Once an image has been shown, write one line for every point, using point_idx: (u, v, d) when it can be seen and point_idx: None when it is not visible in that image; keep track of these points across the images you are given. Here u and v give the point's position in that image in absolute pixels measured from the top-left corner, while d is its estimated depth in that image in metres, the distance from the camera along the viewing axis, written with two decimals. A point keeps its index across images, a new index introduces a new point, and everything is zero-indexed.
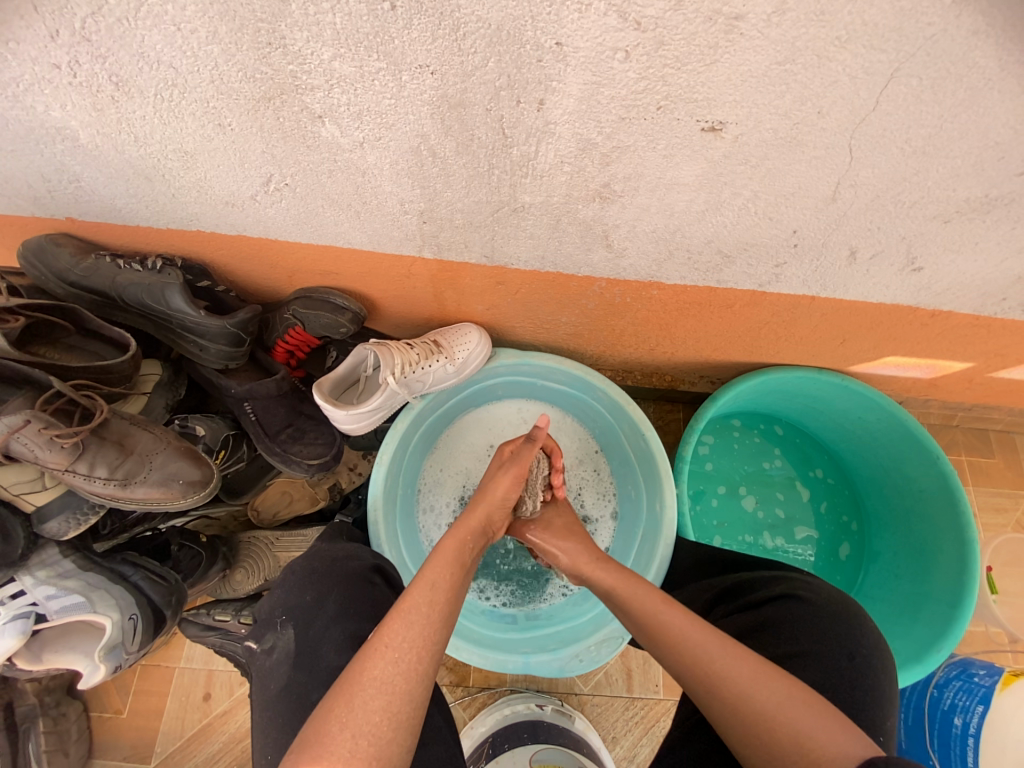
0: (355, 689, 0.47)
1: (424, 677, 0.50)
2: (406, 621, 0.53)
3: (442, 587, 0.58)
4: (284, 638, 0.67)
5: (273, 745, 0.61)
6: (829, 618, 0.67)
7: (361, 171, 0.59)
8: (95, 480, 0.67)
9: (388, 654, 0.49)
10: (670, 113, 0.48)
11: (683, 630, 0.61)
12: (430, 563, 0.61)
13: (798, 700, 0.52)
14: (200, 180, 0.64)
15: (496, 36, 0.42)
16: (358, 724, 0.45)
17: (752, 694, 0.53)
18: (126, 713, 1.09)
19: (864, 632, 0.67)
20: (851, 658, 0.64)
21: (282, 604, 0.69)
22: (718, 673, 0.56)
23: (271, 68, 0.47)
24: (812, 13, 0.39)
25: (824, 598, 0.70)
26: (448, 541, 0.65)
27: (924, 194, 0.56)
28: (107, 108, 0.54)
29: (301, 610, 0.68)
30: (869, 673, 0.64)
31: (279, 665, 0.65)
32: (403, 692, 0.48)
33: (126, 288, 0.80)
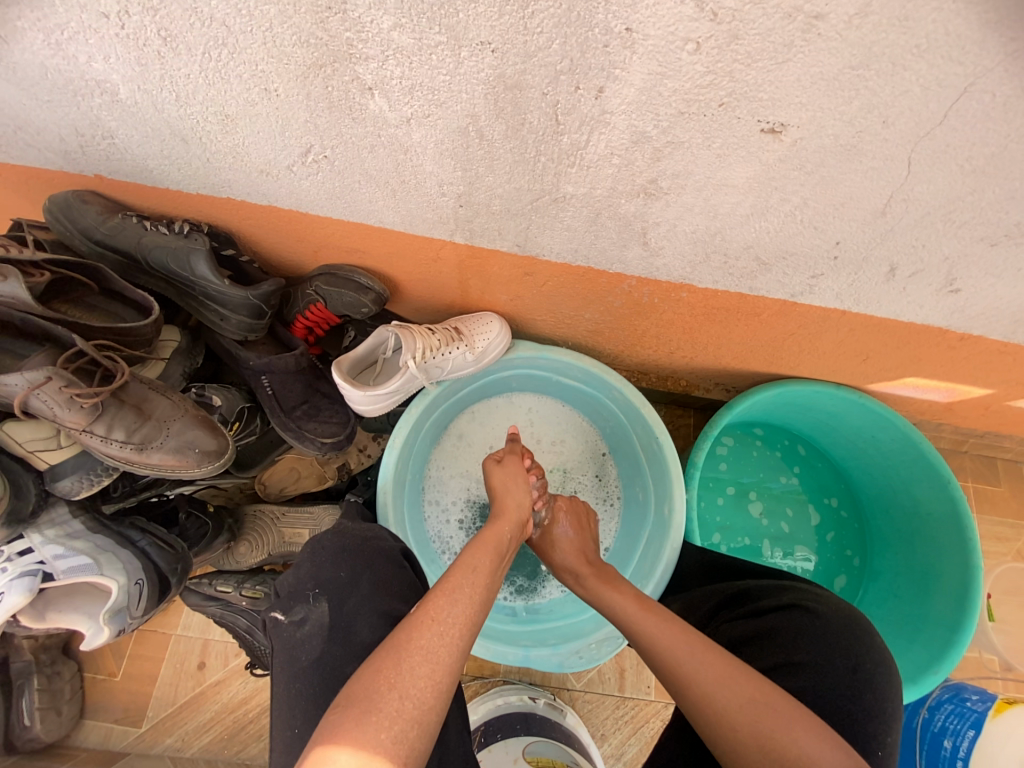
0: (400, 654, 0.47)
1: (462, 654, 0.50)
2: (451, 599, 0.53)
3: (483, 571, 0.58)
4: (318, 610, 0.66)
5: (289, 720, 0.60)
6: (836, 629, 0.67)
7: (404, 148, 0.58)
8: (112, 443, 0.67)
9: (434, 627, 0.50)
10: (731, 111, 0.46)
11: (642, 638, 0.64)
12: (472, 548, 0.62)
13: (743, 695, 0.55)
14: (236, 146, 0.63)
15: (565, 16, 0.41)
16: (405, 687, 0.45)
17: (699, 693, 0.56)
18: (120, 676, 1.09)
19: (868, 645, 0.67)
20: (854, 670, 0.64)
21: (313, 577, 0.68)
22: (672, 675, 0.59)
23: (327, 34, 0.46)
24: (894, 18, 0.38)
25: (831, 608, 0.70)
26: (488, 531, 0.67)
27: (976, 215, 0.55)
28: (151, 64, 0.53)
29: (336, 584, 0.67)
30: (871, 686, 0.64)
31: (311, 638, 0.64)
32: (446, 664, 0.48)
33: (151, 250, 0.79)
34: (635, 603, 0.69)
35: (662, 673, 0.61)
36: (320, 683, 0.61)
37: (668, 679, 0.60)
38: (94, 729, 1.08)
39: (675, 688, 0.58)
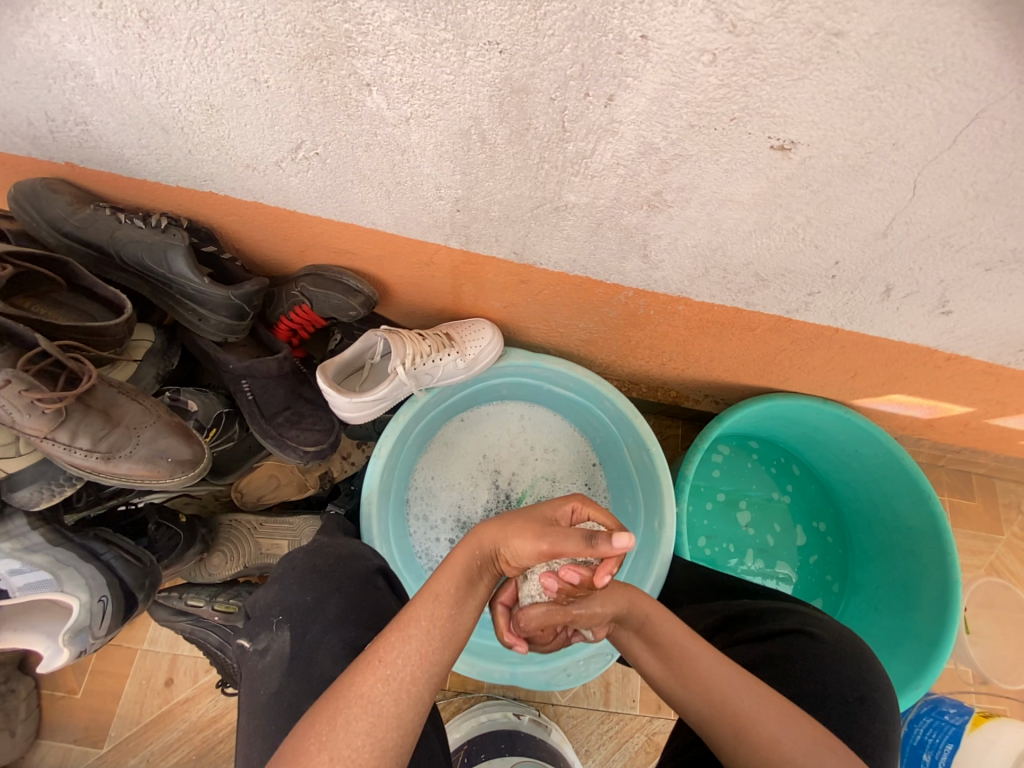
0: (338, 705, 0.45)
1: (416, 701, 0.46)
2: (404, 637, 0.49)
3: (445, 600, 0.52)
4: (279, 640, 0.63)
5: (259, 757, 0.56)
6: (838, 656, 0.67)
7: (401, 148, 0.56)
8: (75, 451, 0.62)
9: (377, 673, 0.46)
10: (742, 126, 0.45)
11: (692, 672, 0.57)
12: (436, 574, 0.55)
13: (809, 738, 0.50)
14: (221, 138, 0.59)
15: (579, 20, 0.39)
16: (337, 747, 0.42)
17: (761, 736, 0.51)
18: (81, 694, 1.03)
19: (874, 674, 0.67)
20: (862, 701, 0.64)
21: (279, 603, 0.65)
22: (730, 716, 0.53)
23: (324, 24, 0.43)
24: (913, 41, 0.37)
25: (837, 637, 0.70)
26: (462, 549, 0.58)
27: (975, 240, 0.55)
28: (131, 47, 0.49)
29: (301, 610, 0.64)
30: (878, 717, 0.64)
31: (270, 671, 0.61)
32: (391, 716, 0.45)
33: (125, 244, 0.74)
34: (684, 629, 0.62)
35: (715, 711, 0.54)
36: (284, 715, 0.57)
37: (719, 720, 0.53)
38: (51, 750, 1.01)
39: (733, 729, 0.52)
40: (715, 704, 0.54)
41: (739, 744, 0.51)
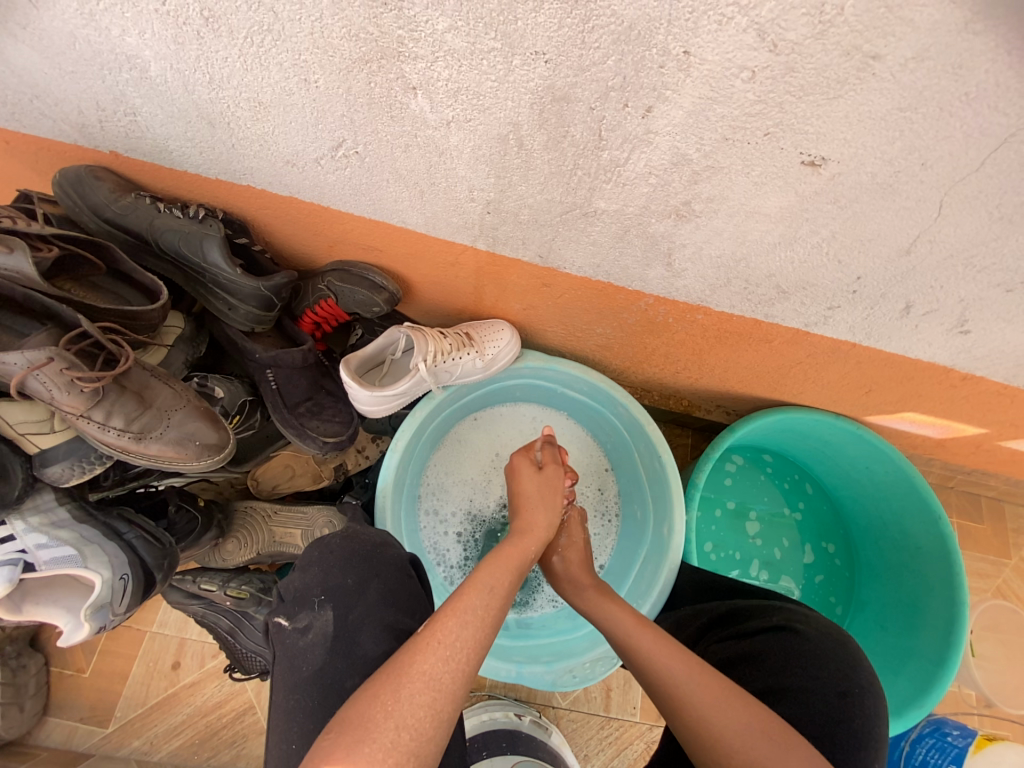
0: (401, 679, 0.45)
1: (467, 680, 0.48)
2: (462, 621, 0.50)
3: (498, 591, 0.56)
4: (322, 619, 0.64)
5: (299, 732, 0.57)
6: (820, 652, 0.67)
7: (439, 151, 0.57)
8: (109, 430, 0.64)
9: (439, 652, 0.47)
10: (775, 140, 0.47)
11: (639, 657, 0.64)
12: (487, 566, 0.59)
13: (738, 718, 0.54)
14: (265, 134, 0.61)
15: (624, 34, 0.41)
16: (403, 718, 0.43)
17: (691, 714, 0.56)
18: (89, 673, 1.04)
19: (859, 670, 0.66)
20: (843, 696, 0.63)
21: (321, 583, 0.66)
22: (667, 694, 0.59)
23: (378, 30, 0.45)
24: (948, 66, 0.38)
25: (822, 633, 0.69)
26: (510, 547, 0.64)
27: (997, 261, 0.57)
28: (189, 44, 0.52)
29: (343, 591, 0.65)
30: (863, 712, 0.62)
31: (314, 647, 0.62)
32: (450, 692, 0.46)
33: (163, 232, 0.76)
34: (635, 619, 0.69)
35: (657, 691, 0.60)
36: (326, 691, 0.59)
37: (662, 700, 0.59)
38: (57, 727, 1.02)
39: (669, 706, 0.58)
40: (654, 683, 0.61)
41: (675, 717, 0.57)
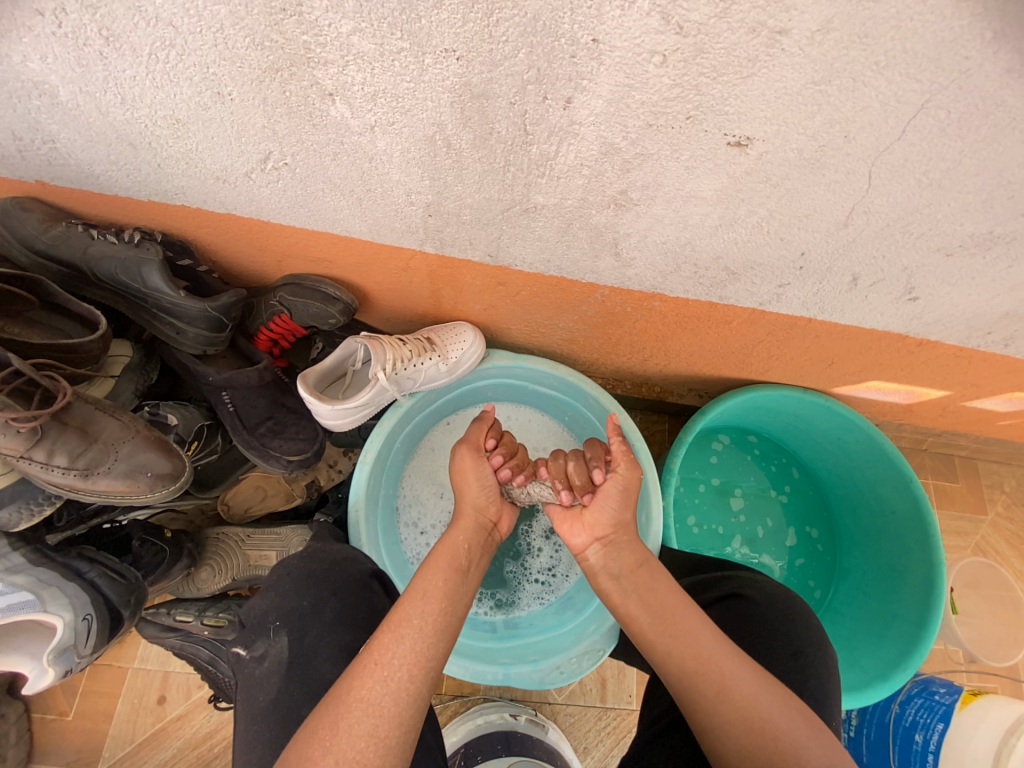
0: (339, 709, 0.47)
1: (415, 695, 0.49)
2: (397, 636, 0.52)
3: (433, 594, 0.57)
4: (277, 646, 0.63)
5: (257, 763, 0.57)
6: (774, 616, 0.70)
7: (369, 156, 0.56)
8: (53, 470, 0.62)
9: (378, 674, 0.49)
10: (698, 124, 0.46)
11: (680, 632, 0.59)
12: (423, 570, 0.60)
13: (786, 701, 0.55)
14: (189, 152, 0.60)
15: (531, 26, 0.40)
16: (341, 752, 0.45)
17: (746, 693, 0.54)
18: (72, 716, 1.01)
19: (808, 631, 0.69)
20: (797, 657, 0.66)
21: (275, 609, 0.65)
22: (713, 672, 0.56)
23: (282, 37, 0.44)
24: (854, 37, 0.38)
25: (770, 598, 0.72)
26: (444, 542, 0.65)
27: (934, 226, 0.57)
28: (93, 64, 0.49)
29: (298, 615, 0.64)
30: (815, 672, 0.66)
31: (269, 676, 0.61)
32: (391, 715, 0.47)
33: (99, 260, 0.74)
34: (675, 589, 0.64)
35: (699, 668, 0.56)
36: (282, 725, 0.58)
37: (704, 681, 0.56)
38: None
39: (714, 687, 0.55)
40: (697, 660, 0.57)
41: (717, 699, 0.54)
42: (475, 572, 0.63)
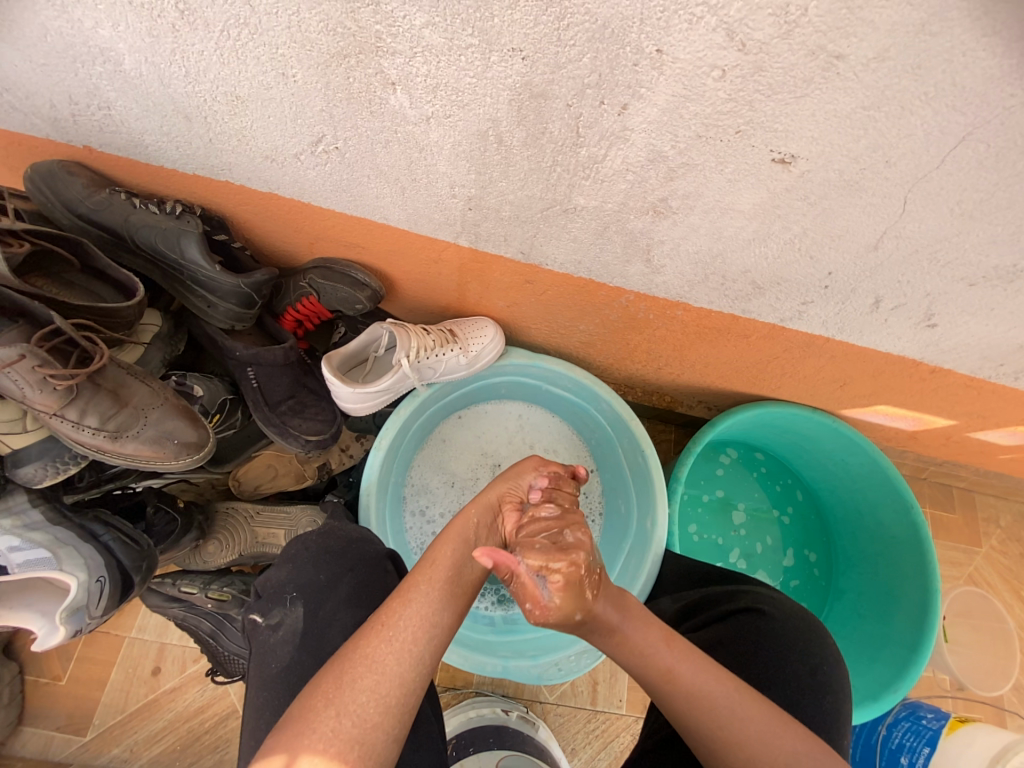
0: (346, 666, 0.49)
1: (419, 661, 0.50)
2: (404, 601, 0.54)
3: (441, 565, 0.57)
4: (293, 616, 0.63)
5: (264, 733, 0.57)
6: (791, 631, 0.71)
7: (419, 146, 0.58)
8: (83, 429, 0.63)
9: (383, 635, 0.51)
10: (747, 139, 0.48)
11: (674, 698, 0.55)
12: (433, 543, 0.60)
13: (791, 742, 0.52)
14: (243, 129, 0.61)
15: (599, 32, 0.42)
16: (344, 706, 0.46)
17: (748, 751, 0.51)
18: (66, 681, 1.02)
19: (823, 648, 0.71)
20: (813, 674, 0.68)
21: (293, 580, 0.65)
22: (712, 732, 0.52)
23: (354, 25, 0.45)
24: (907, 66, 0.40)
25: (787, 614, 0.73)
26: (461, 516, 0.63)
27: (961, 256, 0.59)
28: (164, 37, 0.51)
29: (313, 588, 0.65)
30: (830, 689, 0.67)
31: (283, 646, 0.62)
32: (394, 674, 0.48)
33: (138, 228, 0.75)
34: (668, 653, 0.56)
35: (696, 733, 0.53)
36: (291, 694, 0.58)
37: (704, 743, 0.53)
38: (32, 737, 1.00)
39: (711, 748, 0.52)
40: (694, 726, 0.53)
41: (718, 758, 0.52)
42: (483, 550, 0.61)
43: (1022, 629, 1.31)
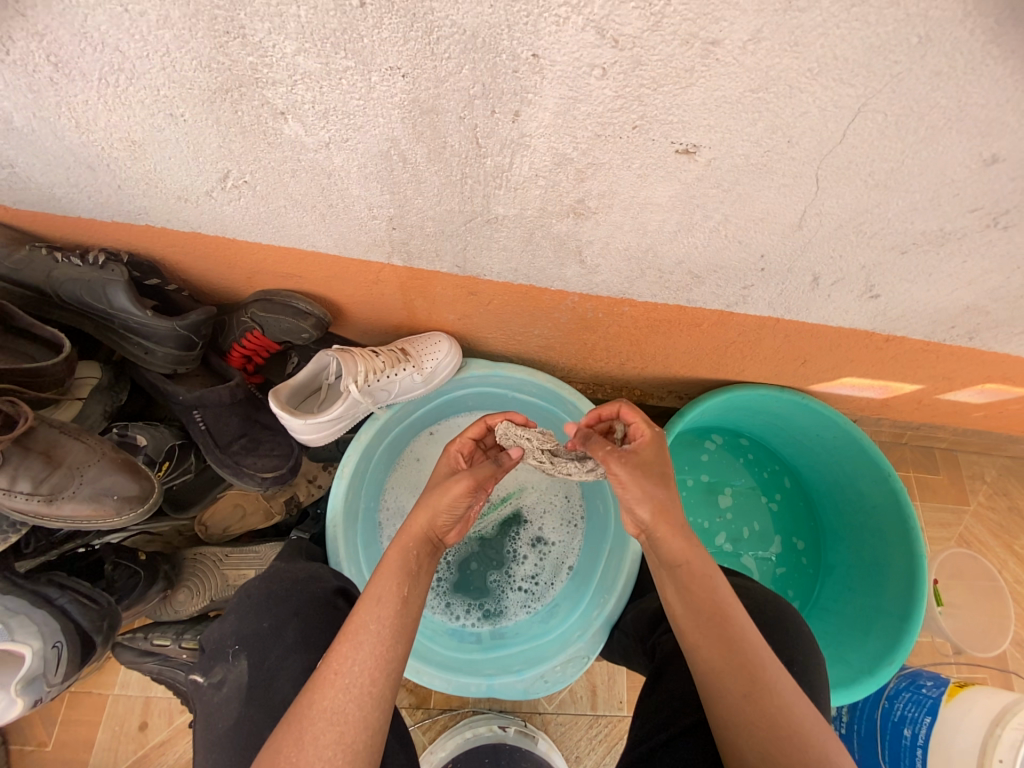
0: (303, 724, 0.48)
1: (380, 698, 0.50)
2: (354, 643, 0.52)
3: (388, 595, 0.56)
4: (236, 671, 0.66)
5: None
6: (763, 620, 0.71)
7: (327, 172, 0.57)
8: (15, 496, 0.61)
9: (337, 683, 0.50)
10: (644, 133, 0.47)
11: (722, 632, 0.57)
12: (375, 576, 0.58)
13: (815, 712, 0.54)
14: (149, 173, 0.60)
15: (471, 43, 0.41)
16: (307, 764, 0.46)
17: (778, 703, 0.53)
18: (52, 746, 0.99)
19: (798, 638, 0.70)
20: (791, 665, 0.67)
21: (234, 633, 0.67)
22: (745, 677, 0.55)
23: (228, 59, 0.44)
24: (785, 44, 0.39)
25: (757, 604, 0.73)
26: (394, 548, 0.61)
27: (885, 225, 0.58)
28: (44, 90, 0.49)
29: (258, 637, 0.66)
30: (808, 679, 0.67)
31: (228, 702, 0.64)
32: (357, 721, 0.49)
33: (63, 283, 0.74)
34: (725, 591, 0.60)
35: (732, 669, 0.55)
36: (243, 745, 0.61)
37: (731, 682, 0.55)
38: None
39: (745, 689, 0.54)
40: (732, 662, 0.56)
41: (746, 703, 0.54)
42: (427, 576, 0.60)
43: (1015, 584, 1.31)
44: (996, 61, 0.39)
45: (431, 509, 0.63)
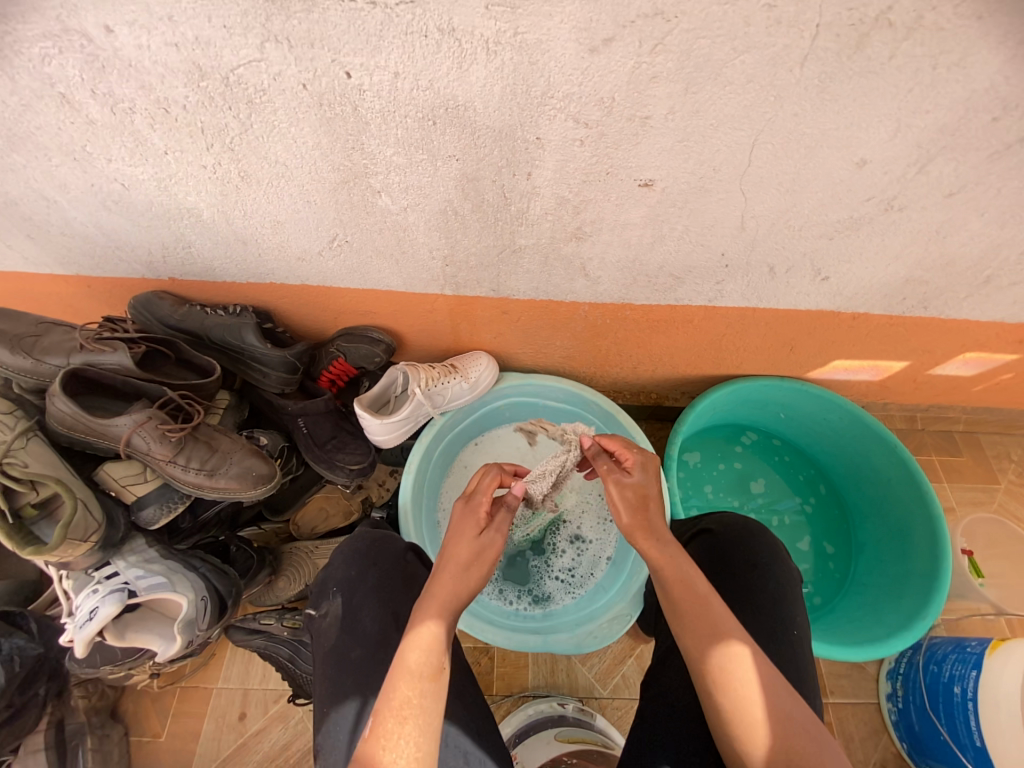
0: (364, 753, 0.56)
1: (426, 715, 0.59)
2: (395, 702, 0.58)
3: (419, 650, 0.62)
4: (336, 607, 0.82)
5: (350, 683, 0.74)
6: (730, 539, 0.85)
7: (403, 228, 0.83)
8: (189, 470, 0.85)
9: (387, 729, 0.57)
10: (616, 176, 0.71)
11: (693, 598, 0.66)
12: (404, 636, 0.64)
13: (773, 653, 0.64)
14: (282, 242, 0.87)
15: (499, 136, 0.66)
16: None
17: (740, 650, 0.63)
18: (165, 736, 1.13)
19: (760, 544, 0.83)
20: (755, 565, 0.81)
21: (334, 579, 0.85)
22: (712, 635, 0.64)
23: (350, 164, 0.72)
24: (692, 113, 0.63)
25: (728, 526, 0.87)
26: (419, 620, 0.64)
27: (807, 219, 0.78)
28: (229, 194, 0.78)
29: (349, 581, 0.83)
30: (770, 576, 0.80)
31: (331, 628, 0.81)
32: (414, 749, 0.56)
33: (212, 328, 1.00)
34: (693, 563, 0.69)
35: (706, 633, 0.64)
36: (341, 662, 0.77)
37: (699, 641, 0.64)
38: None
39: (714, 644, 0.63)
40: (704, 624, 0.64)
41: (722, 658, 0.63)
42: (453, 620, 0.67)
43: None
44: (832, 104, 0.61)
45: (456, 566, 0.68)
